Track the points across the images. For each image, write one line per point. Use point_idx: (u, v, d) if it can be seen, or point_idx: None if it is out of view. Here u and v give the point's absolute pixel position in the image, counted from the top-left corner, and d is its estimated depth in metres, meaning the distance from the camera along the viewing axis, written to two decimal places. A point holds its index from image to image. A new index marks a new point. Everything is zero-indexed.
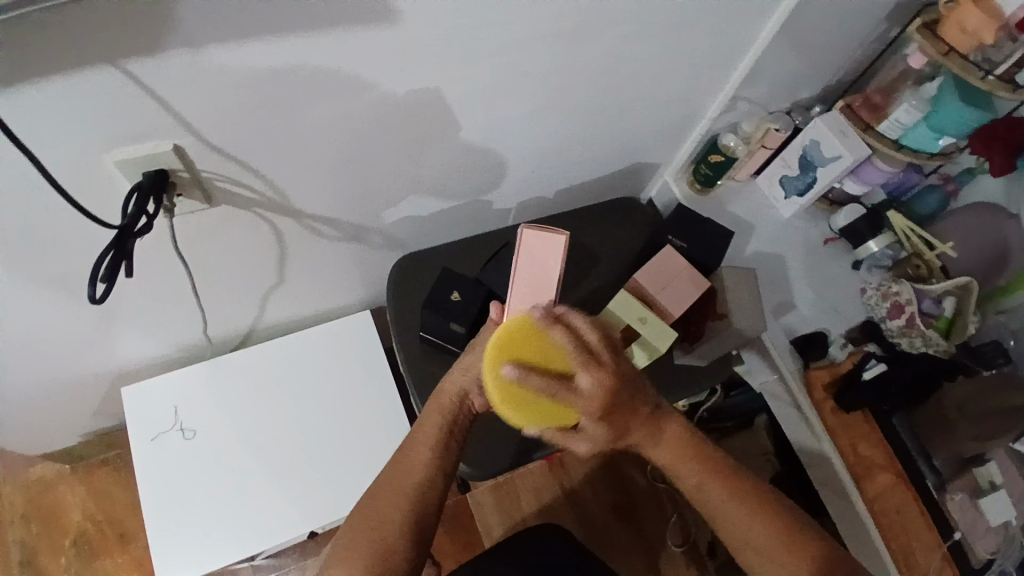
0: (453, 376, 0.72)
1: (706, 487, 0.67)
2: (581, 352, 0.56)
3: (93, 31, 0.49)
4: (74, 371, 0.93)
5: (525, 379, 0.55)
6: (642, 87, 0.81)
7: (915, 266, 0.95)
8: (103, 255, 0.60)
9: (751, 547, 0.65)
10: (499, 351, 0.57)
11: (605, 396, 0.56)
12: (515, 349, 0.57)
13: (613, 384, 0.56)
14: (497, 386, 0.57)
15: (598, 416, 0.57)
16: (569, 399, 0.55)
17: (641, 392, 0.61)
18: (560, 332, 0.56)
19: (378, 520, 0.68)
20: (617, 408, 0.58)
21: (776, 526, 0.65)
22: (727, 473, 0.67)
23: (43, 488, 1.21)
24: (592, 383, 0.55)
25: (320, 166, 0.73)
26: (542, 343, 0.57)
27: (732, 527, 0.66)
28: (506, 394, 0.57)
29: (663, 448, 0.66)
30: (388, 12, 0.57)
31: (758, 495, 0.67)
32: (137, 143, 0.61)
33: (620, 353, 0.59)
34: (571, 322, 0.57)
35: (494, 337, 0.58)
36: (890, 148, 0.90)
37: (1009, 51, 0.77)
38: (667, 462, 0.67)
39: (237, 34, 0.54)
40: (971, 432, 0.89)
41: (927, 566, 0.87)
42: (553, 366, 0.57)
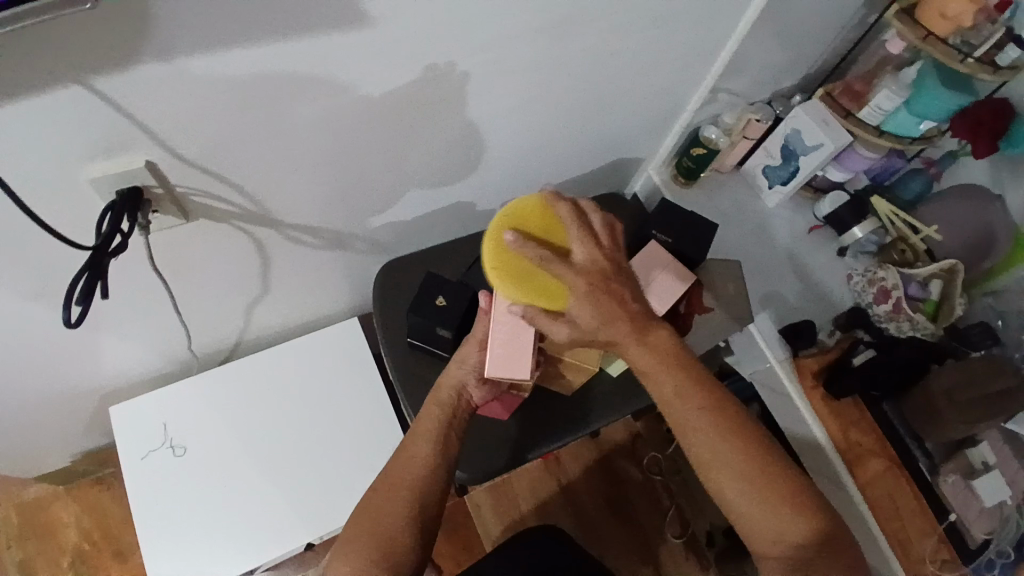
0: (450, 371, 0.76)
1: (684, 399, 0.62)
2: (579, 226, 0.63)
3: (58, 48, 0.48)
4: (61, 389, 0.92)
5: (521, 247, 0.61)
6: (622, 83, 0.81)
7: (900, 251, 0.96)
8: (78, 274, 0.59)
9: (725, 474, 0.61)
10: (506, 222, 0.66)
11: (592, 271, 0.61)
12: (522, 219, 0.66)
13: (607, 264, 0.63)
14: (498, 254, 0.65)
15: (586, 295, 0.60)
16: (559, 267, 0.61)
17: (634, 288, 0.63)
18: (563, 207, 0.64)
19: (377, 513, 0.67)
20: (604, 289, 0.61)
21: (756, 457, 0.62)
22: (710, 390, 0.62)
23: (37, 507, 1.20)
24: (585, 255, 0.62)
25: (298, 175, 0.72)
26: (545, 218, 0.66)
27: (712, 448, 0.62)
28: (506, 261, 0.65)
29: (643, 354, 0.62)
30: (360, 16, 0.56)
31: (738, 420, 0.62)
32: (109, 160, 0.60)
33: (619, 241, 0.65)
34: (573, 204, 0.65)
35: (505, 211, 0.67)
36: (872, 134, 0.90)
37: (988, 33, 0.78)
38: (647, 371, 0.63)
39: (206, 46, 0.53)
40: (963, 416, 0.87)
41: (922, 549, 0.86)
42: (553, 240, 0.65)
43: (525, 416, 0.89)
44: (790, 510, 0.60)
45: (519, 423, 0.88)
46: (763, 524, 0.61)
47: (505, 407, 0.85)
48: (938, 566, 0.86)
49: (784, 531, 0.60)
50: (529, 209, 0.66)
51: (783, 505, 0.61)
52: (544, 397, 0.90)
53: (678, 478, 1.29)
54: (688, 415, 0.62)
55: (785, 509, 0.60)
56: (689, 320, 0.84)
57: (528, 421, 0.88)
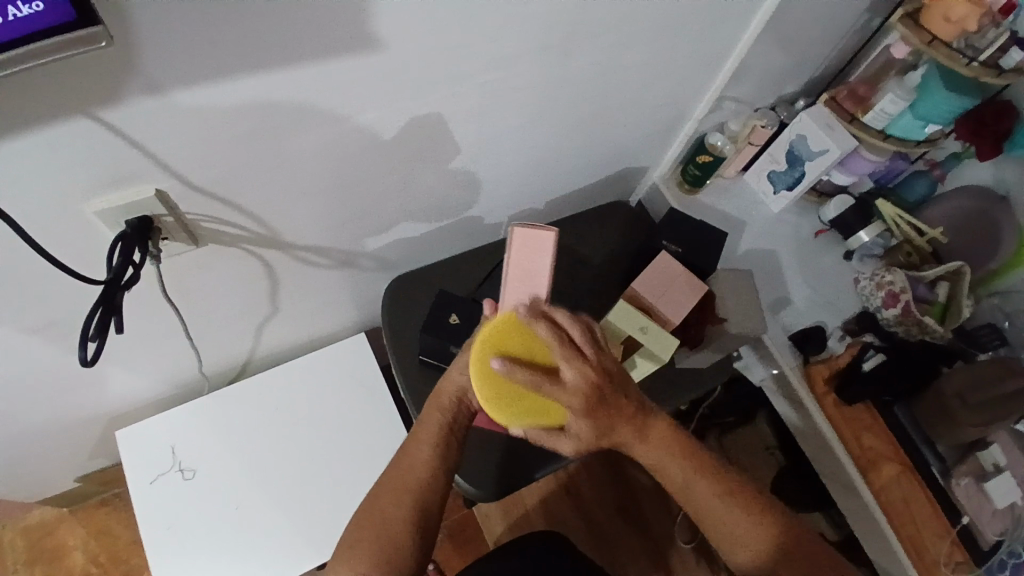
0: (451, 375, 0.71)
1: (675, 469, 0.66)
2: (567, 347, 0.58)
3: (67, 83, 0.47)
4: (67, 416, 0.91)
5: (511, 373, 0.57)
6: (629, 94, 0.80)
7: (906, 254, 0.96)
8: (94, 310, 0.58)
9: (727, 531, 0.65)
10: (488, 344, 0.60)
11: (586, 389, 0.58)
12: (504, 342, 0.60)
13: (598, 377, 0.59)
14: (486, 382, 0.60)
15: (584, 413, 0.59)
16: (552, 391, 0.58)
17: (627, 390, 0.62)
18: (544, 328, 0.58)
19: (383, 518, 0.67)
20: (601, 403, 0.60)
21: (750, 514, 0.64)
22: (697, 457, 0.66)
23: (43, 531, 1.19)
24: (576, 375, 0.58)
25: (308, 198, 0.71)
26: (529, 338, 0.60)
27: (708, 513, 0.65)
28: (494, 391, 0.60)
29: (653, 449, 0.65)
30: (370, 38, 0.55)
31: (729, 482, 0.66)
32: (118, 190, 0.59)
33: (607, 351, 0.60)
34: (554, 319, 0.60)
35: (483, 332, 0.60)
36: (877, 138, 0.90)
37: (993, 37, 0.77)
38: (647, 457, 0.66)
39: (216, 73, 0.52)
40: (976, 419, 0.89)
41: (937, 553, 0.87)
42: (541, 359, 0.59)
43: None
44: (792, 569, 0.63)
45: (531, 439, 0.88)
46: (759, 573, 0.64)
47: (514, 421, 0.84)
48: (953, 568, 0.86)
49: None
50: (511, 330, 0.60)
51: (770, 557, 0.64)
52: None
53: None
54: (683, 483, 0.66)
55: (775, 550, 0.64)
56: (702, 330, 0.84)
57: (541, 437, 0.88)
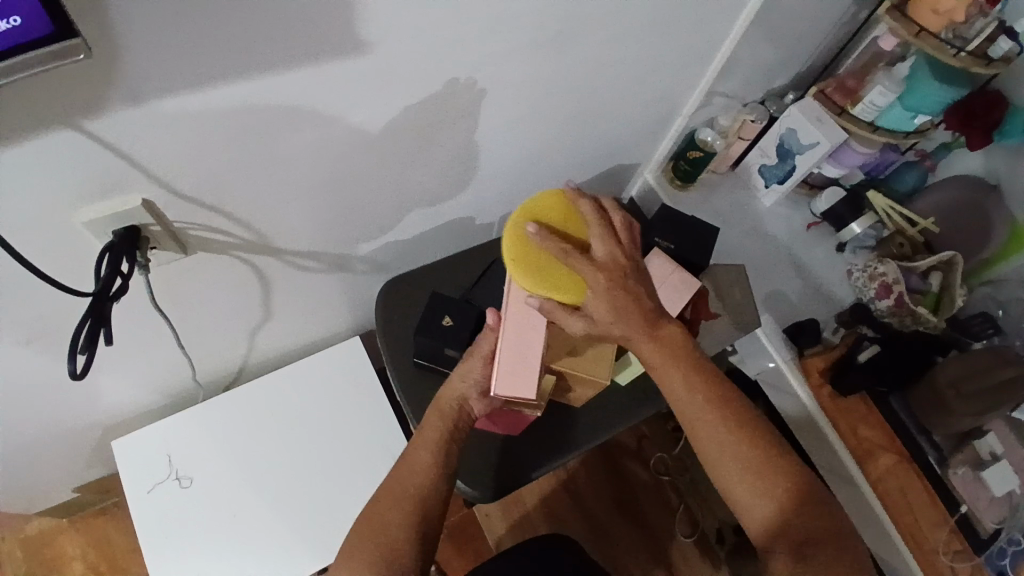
0: (453, 382, 0.73)
1: (679, 379, 0.63)
2: (600, 225, 0.66)
3: (50, 95, 0.46)
4: (62, 427, 0.91)
5: (543, 238, 0.67)
6: (618, 91, 0.80)
7: (899, 245, 0.95)
8: (82, 323, 0.57)
9: (724, 454, 0.61)
10: (527, 216, 0.71)
11: (609, 265, 0.64)
12: (544, 216, 0.71)
13: (621, 259, 0.64)
14: (519, 245, 0.70)
15: (603, 290, 0.63)
16: (577, 259, 0.64)
17: (648, 286, 0.65)
18: (587, 205, 0.67)
19: (382, 523, 0.67)
20: (621, 283, 0.63)
21: (751, 441, 0.61)
22: (706, 374, 0.63)
23: (42, 542, 1.18)
24: (602, 248, 0.65)
25: (299, 203, 0.71)
26: (567, 216, 0.71)
27: (709, 437, 0.62)
28: (525, 256, 0.69)
29: (657, 351, 0.63)
30: (355, 43, 0.55)
31: (735, 406, 0.63)
32: (105, 201, 0.58)
33: (636, 240, 0.67)
34: (595, 204, 0.68)
35: (529, 203, 0.72)
36: (867, 130, 0.90)
37: (980, 27, 0.77)
38: (655, 364, 0.64)
39: (203, 81, 0.52)
40: (969, 409, 0.90)
41: (937, 542, 0.88)
42: (571, 233, 0.70)
43: (535, 431, 0.88)
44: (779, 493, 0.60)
45: (529, 439, 0.88)
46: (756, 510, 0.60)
47: (512, 421, 0.84)
48: (952, 557, 0.87)
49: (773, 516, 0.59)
50: (552, 211, 0.71)
51: (767, 484, 0.60)
52: (553, 411, 0.90)
53: (684, 477, 1.30)
54: (687, 396, 0.63)
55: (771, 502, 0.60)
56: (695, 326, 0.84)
57: (537, 436, 0.88)
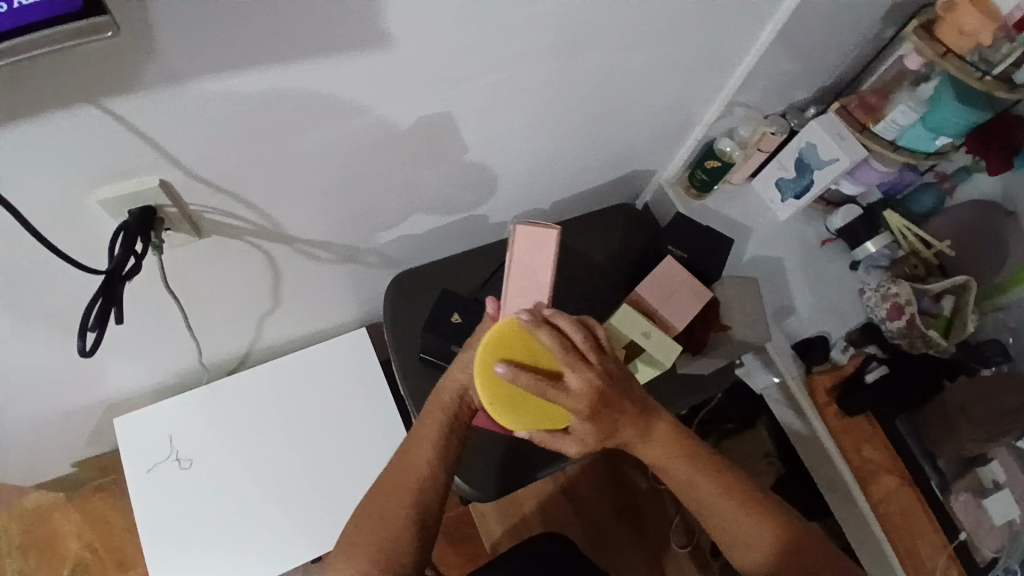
0: (452, 373, 0.70)
1: (678, 467, 0.67)
2: (569, 351, 0.59)
3: (74, 72, 0.46)
4: (65, 404, 0.91)
5: (516, 377, 0.59)
6: (638, 97, 0.80)
7: (913, 266, 0.96)
8: (93, 301, 0.57)
9: (727, 528, 0.66)
10: (490, 352, 0.61)
11: (591, 395, 0.59)
12: (507, 347, 0.61)
13: (602, 382, 0.60)
14: (489, 388, 0.61)
15: (588, 415, 0.60)
16: (556, 395, 0.59)
17: (631, 392, 0.63)
18: (547, 334, 0.59)
19: (382, 516, 0.67)
20: (603, 407, 0.61)
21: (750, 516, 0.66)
22: (704, 459, 0.67)
23: (38, 517, 1.19)
24: (580, 382, 0.59)
25: (314, 192, 0.71)
26: (530, 343, 0.61)
27: (717, 516, 0.66)
28: (500, 394, 0.61)
29: (653, 447, 0.66)
30: (379, 36, 0.55)
31: (735, 483, 0.67)
32: (121, 181, 0.58)
33: (608, 355, 0.61)
34: (557, 325, 0.61)
35: (485, 339, 0.61)
36: (887, 149, 0.89)
37: (1007, 51, 0.77)
38: (655, 459, 0.67)
39: (225, 66, 0.51)
40: (976, 433, 0.89)
41: (934, 567, 0.87)
42: (541, 363, 0.61)
43: None
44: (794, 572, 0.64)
45: (530, 440, 0.88)
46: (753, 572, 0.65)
47: (514, 422, 0.84)
48: None
49: None
50: (512, 335, 0.61)
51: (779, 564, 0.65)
52: None
53: None
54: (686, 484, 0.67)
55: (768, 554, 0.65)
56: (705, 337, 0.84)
57: (539, 437, 0.88)
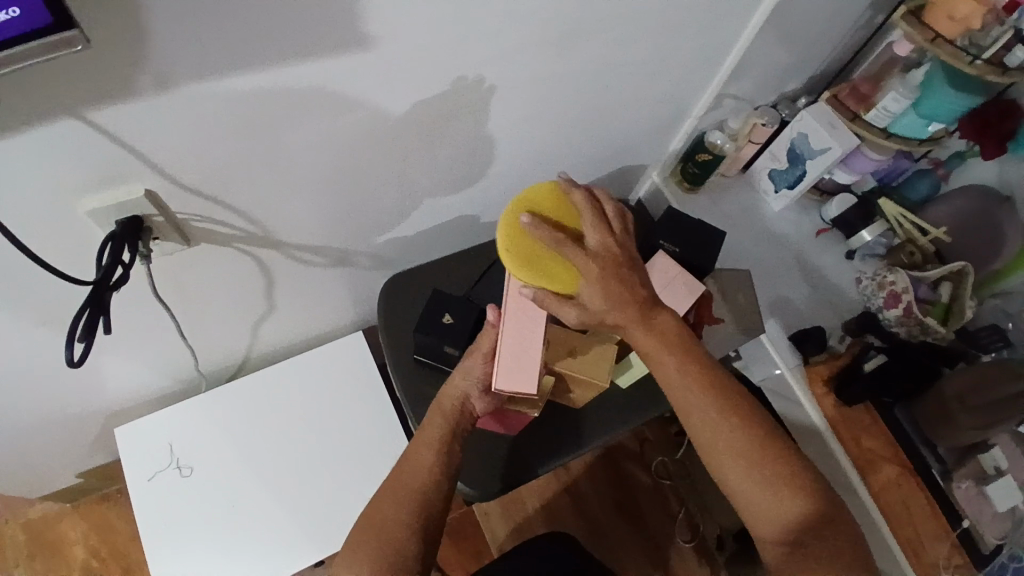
0: (453, 381, 0.73)
1: (686, 383, 0.64)
2: (593, 216, 0.66)
3: (55, 85, 0.47)
4: (65, 413, 0.92)
5: (536, 228, 0.65)
6: (626, 92, 0.79)
7: (909, 253, 0.94)
8: (79, 311, 0.58)
9: (736, 460, 0.62)
10: (519, 208, 0.70)
11: (604, 256, 0.64)
12: (538, 206, 0.70)
13: (614, 249, 0.65)
14: (515, 237, 0.69)
15: (596, 278, 0.63)
16: (571, 250, 0.64)
17: (644, 277, 0.65)
18: (580, 196, 0.66)
19: (381, 520, 0.67)
20: (616, 274, 0.63)
21: (765, 452, 0.62)
22: (717, 381, 0.64)
23: (45, 526, 1.20)
24: (596, 239, 0.65)
25: (302, 197, 0.71)
26: (561, 207, 0.70)
27: (707, 428, 0.63)
28: (521, 252, 0.68)
29: (650, 337, 0.64)
30: (360, 38, 0.55)
31: (751, 417, 0.63)
32: (108, 191, 0.58)
33: (629, 234, 0.67)
34: (588, 193, 0.68)
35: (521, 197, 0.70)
36: (879, 137, 0.89)
37: (996, 35, 0.75)
38: (650, 352, 0.64)
39: (206, 73, 0.52)
40: (974, 422, 0.89)
41: (936, 555, 0.86)
42: (568, 227, 0.68)
43: (534, 431, 0.88)
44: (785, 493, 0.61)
45: (525, 438, 0.87)
46: (774, 518, 0.61)
47: (510, 420, 0.85)
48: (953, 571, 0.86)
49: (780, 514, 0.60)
50: (546, 202, 0.70)
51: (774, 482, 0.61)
52: (552, 410, 0.89)
53: (686, 481, 1.29)
54: (698, 406, 0.63)
55: (792, 503, 0.60)
56: (700, 330, 0.84)
57: (535, 435, 0.88)
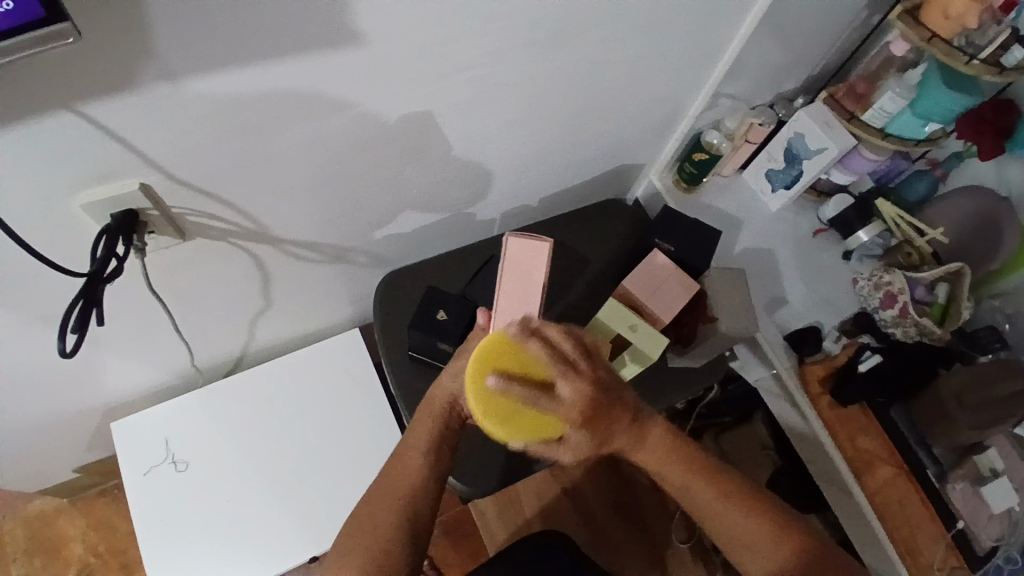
0: (444, 380, 0.71)
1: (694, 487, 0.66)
2: (561, 362, 0.55)
3: (47, 80, 0.47)
4: (64, 408, 0.92)
5: (508, 390, 0.53)
6: (621, 92, 0.80)
7: (906, 254, 0.95)
8: (72, 304, 0.58)
9: (761, 556, 0.64)
10: (481, 364, 0.56)
11: (584, 405, 0.55)
12: (498, 362, 0.56)
13: (594, 390, 0.55)
14: (482, 401, 0.55)
15: (582, 425, 0.55)
16: (549, 407, 0.54)
17: (624, 396, 0.60)
18: (536, 346, 0.55)
19: (371, 523, 0.67)
20: (599, 413, 0.56)
21: (791, 543, 0.64)
22: (729, 483, 0.67)
23: (43, 522, 1.20)
24: (571, 391, 0.54)
25: (297, 192, 0.71)
26: (521, 355, 0.56)
27: (715, 515, 0.66)
28: (493, 406, 0.55)
29: (649, 451, 0.65)
30: (351, 35, 0.55)
31: (773, 513, 0.66)
32: (103, 184, 0.59)
33: (597, 360, 0.57)
34: (545, 335, 0.56)
35: (476, 352, 0.56)
36: (876, 137, 0.88)
37: (993, 34, 0.76)
38: (652, 462, 0.66)
39: (198, 68, 0.52)
40: (971, 422, 0.88)
41: (932, 557, 0.86)
42: (534, 374, 0.55)
43: None
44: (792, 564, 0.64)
45: None
46: None
47: None
48: (948, 572, 0.86)
49: None
50: (495, 347, 0.56)
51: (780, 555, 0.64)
52: None
53: None
54: (719, 515, 0.66)
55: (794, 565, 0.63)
56: (693, 329, 0.87)
57: None
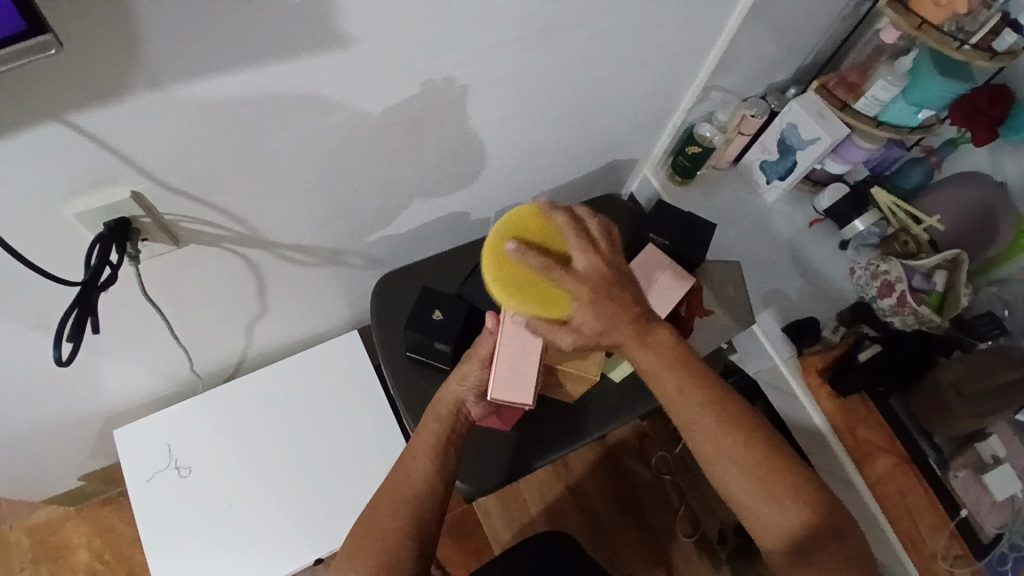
0: (449, 386, 0.74)
1: (694, 405, 0.64)
2: (579, 236, 0.63)
3: (35, 90, 0.47)
4: (66, 416, 0.93)
5: (524, 256, 0.61)
6: (611, 87, 0.80)
7: (903, 242, 0.94)
8: (66, 312, 0.59)
9: (742, 480, 0.63)
10: (503, 232, 0.66)
11: (595, 280, 0.61)
12: (521, 229, 0.65)
13: (608, 271, 0.62)
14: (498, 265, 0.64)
15: (591, 302, 0.61)
16: (563, 276, 0.61)
17: (636, 292, 0.63)
18: (561, 216, 0.64)
19: (379, 527, 0.67)
20: (609, 296, 0.62)
21: (777, 472, 0.63)
22: (729, 407, 0.64)
23: (48, 529, 1.21)
24: (586, 263, 0.62)
25: (289, 196, 0.72)
26: (543, 230, 0.65)
27: (711, 440, 0.64)
28: (505, 273, 0.65)
29: (651, 356, 0.64)
30: (337, 39, 0.55)
31: (764, 442, 0.64)
32: (95, 193, 0.59)
33: (617, 247, 0.64)
34: (571, 213, 0.65)
35: (501, 223, 0.66)
36: (870, 126, 0.88)
37: (984, 19, 0.76)
38: (651, 370, 0.64)
39: (185, 75, 0.52)
40: (972, 410, 0.87)
41: (935, 546, 0.86)
42: (554, 249, 0.65)
43: (529, 426, 0.88)
44: (786, 499, 0.62)
45: (518, 433, 0.88)
46: (778, 522, 0.62)
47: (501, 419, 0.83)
48: (951, 562, 0.85)
49: (779, 519, 0.62)
50: (525, 223, 0.66)
51: (773, 488, 0.62)
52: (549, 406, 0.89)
53: (686, 477, 1.29)
54: (706, 431, 0.64)
55: (792, 514, 0.62)
56: (690, 322, 0.85)
57: (527, 430, 0.88)
